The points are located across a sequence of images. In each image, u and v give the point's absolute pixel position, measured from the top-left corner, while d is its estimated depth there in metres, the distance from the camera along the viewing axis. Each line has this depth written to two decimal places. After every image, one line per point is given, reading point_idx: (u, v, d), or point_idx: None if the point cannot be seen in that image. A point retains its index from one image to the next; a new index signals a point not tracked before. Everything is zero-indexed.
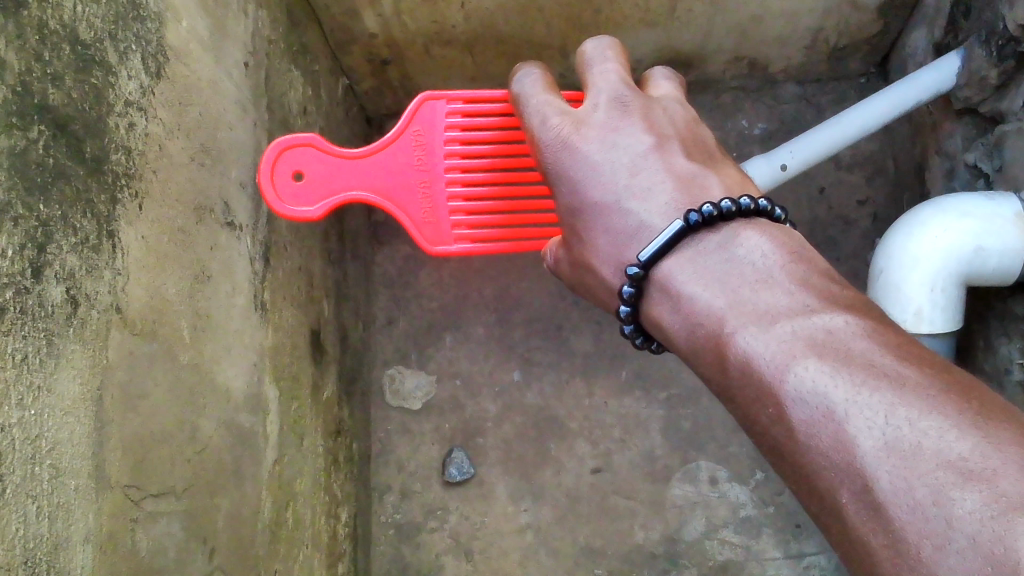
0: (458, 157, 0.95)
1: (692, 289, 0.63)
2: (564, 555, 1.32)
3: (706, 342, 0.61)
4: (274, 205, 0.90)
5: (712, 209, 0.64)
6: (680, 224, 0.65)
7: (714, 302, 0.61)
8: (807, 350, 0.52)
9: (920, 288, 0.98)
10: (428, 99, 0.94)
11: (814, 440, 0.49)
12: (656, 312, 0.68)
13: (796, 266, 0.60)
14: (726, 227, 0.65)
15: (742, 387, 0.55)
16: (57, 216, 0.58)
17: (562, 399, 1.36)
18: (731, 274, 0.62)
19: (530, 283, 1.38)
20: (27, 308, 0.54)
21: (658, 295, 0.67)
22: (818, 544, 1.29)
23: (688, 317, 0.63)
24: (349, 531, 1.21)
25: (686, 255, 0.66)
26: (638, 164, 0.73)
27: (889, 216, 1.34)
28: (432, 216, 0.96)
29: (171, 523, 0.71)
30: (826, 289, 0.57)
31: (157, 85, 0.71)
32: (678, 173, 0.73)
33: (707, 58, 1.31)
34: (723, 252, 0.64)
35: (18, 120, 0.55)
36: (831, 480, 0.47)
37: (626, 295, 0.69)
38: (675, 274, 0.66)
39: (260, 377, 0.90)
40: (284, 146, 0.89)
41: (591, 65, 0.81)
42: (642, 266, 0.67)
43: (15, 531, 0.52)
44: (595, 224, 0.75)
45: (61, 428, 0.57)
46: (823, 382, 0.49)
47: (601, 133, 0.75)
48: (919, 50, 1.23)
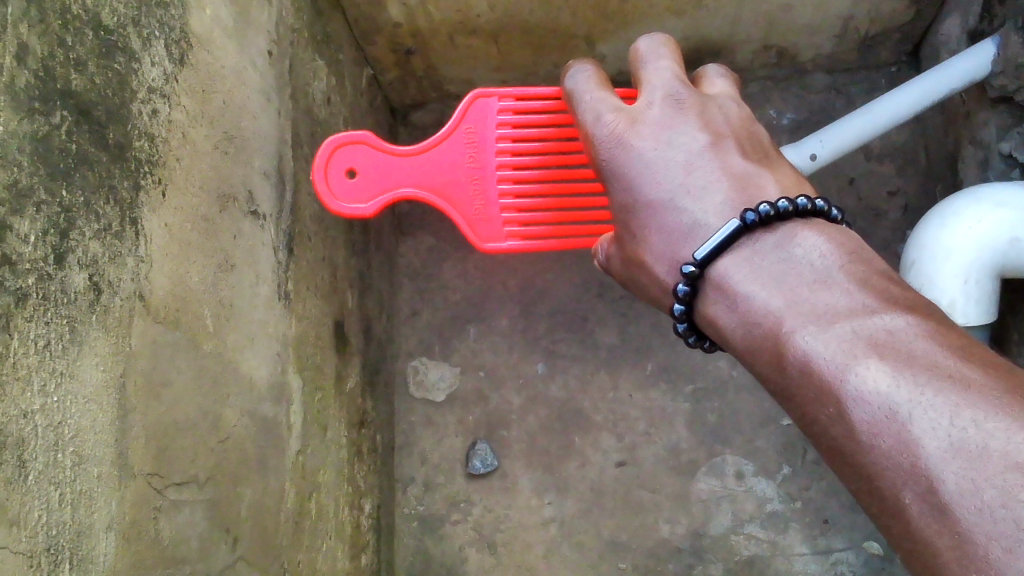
0: (509, 154, 0.98)
1: (748, 288, 0.62)
2: (589, 549, 1.31)
3: (762, 341, 0.59)
4: (326, 201, 0.93)
5: (769, 208, 0.63)
6: (737, 223, 0.64)
7: (771, 301, 0.59)
8: (868, 349, 0.50)
9: (953, 279, 0.97)
10: (479, 97, 0.97)
11: (876, 441, 0.48)
12: (710, 311, 0.67)
13: (855, 266, 0.58)
14: (784, 226, 0.64)
15: (801, 388, 0.54)
16: (79, 202, 0.58)
17: (586, 392, 1.35)
18: (788, 274, 0.60)
19: (555, 275, 1.37)
20: (50, 294, 0.54)
21: (714, 293, 0.66)
22: (846, 540, 1.27)
23: (744, 316, 0.62)
24: (372, 523, 1.21)
25: (743, 254, 0.64)
26: (694, 162, 0.72)
27: (920, 208, 1.32)
28: (483, 213, 0.98)
29: (194, 512, 0.70)
30: (885, 289, 0.55)
31: (180, 72, 0.71)
32: (734, 172, 0.71)
33: (734, 47, 1.29)
34: (779, 251, 0.62)
35: (41, 105, 0.54)
36: (894, 481, 0.46)
37: (680, 294, 0.68)
38: (729, 273, 0.64)
39: (283, 367, 0.90)
40: (335, 144, 0.93)
41: (645, 63, 0.80)
42: (698, 264, 0.66)
43: (37, 518, 0.52)
44: (649, 222, 0.73)
45: (84, 415, 0.56)
46: (887, 383, 0.48)
47: (655, 130, 0.74)
48: (954, 38, 1.21)
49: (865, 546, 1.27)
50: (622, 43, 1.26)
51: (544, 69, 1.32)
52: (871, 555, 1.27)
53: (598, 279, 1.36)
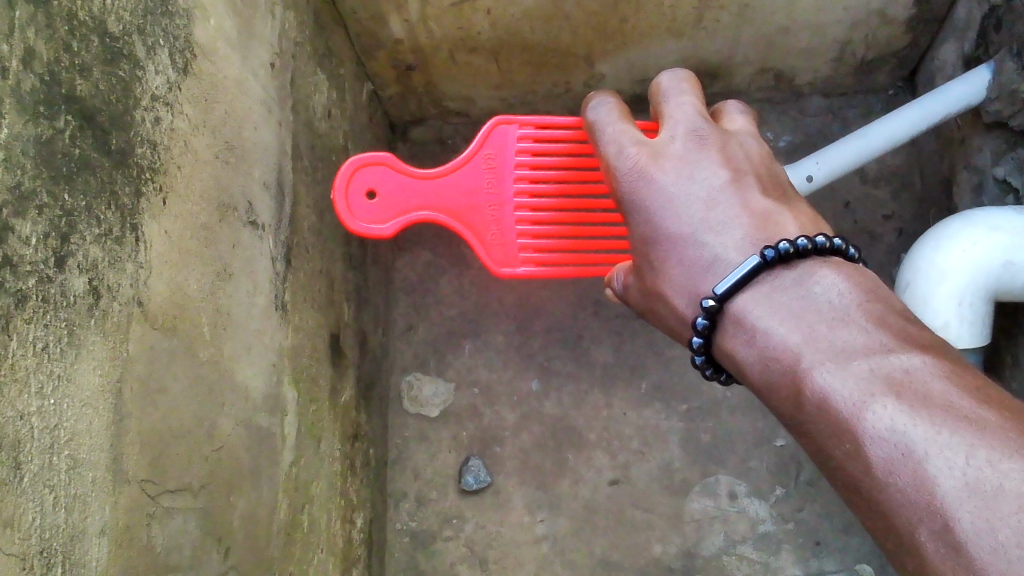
0: (528, 181, 1.00)
1: (765, 322, 0.62)
2: (580, 567, 1.30)
3: (779, 376, 0.59)
4: (346, 221, 0.97)
5: (789, 245, 0.63)
6: (757, 260, 0.63)
7: (788, 336, 0.59)
8: (885, 388, 0.51)
9: (948, 302, 0.97)
10: (500, 123, 1.00)
11: (892, 479, 0.48)
12: (725, 343, 0.67)
13: (873, 305, 0.58)
14: (803, 263, 0.63)
15: (819, 424, 0.54)
16: (81, 206, 0.58)
17: (580, 409, 1.35)
18: (805, 309, 0.60)
19: (551, 293, 1.38)
20: (49, 297, 0.54)
21: (731, 327, 0.66)
22: (839, 562, 1.27)
23: (760, 350, 0.62)
24: (364, 537, 1.21)
25: (762, 290, 0.64)
26: (715, 197, 0.72)
27: (915, 232, 1.33)
28: (500, 238, 1.01)
29: (187, 520, 0.70)
30: (902, 329, 0.56)
31: (183, 80, 0.71)
32: (755, 209, 0.71)
33: (733, 69, 1.30)
34: (797, 287, 0.62)
35: (46, 109, 0.55)
36: (910, 518, 0.47)
37: (699, 327, 0.67)
38: (746, 306, 0.64)
39: (279, 377, 0.90)
40: (357, 165, 0.96)
41: (667, 97, 0.81)
42: (718, 298, 0.65)
43: (31, 521, 0.52)
44: (669, 255, 0.73)
45: (80, 418, 0.56)
46: (904, 422, 0.48)
47: (677, 163, 0.74)
48: (949, 63, 1.22)
49: (857, 569, 1.27)
50: (620, 63, 1.27)
51: (543, 88, 1.33)
52: None
53: (594, 297, 1.37)
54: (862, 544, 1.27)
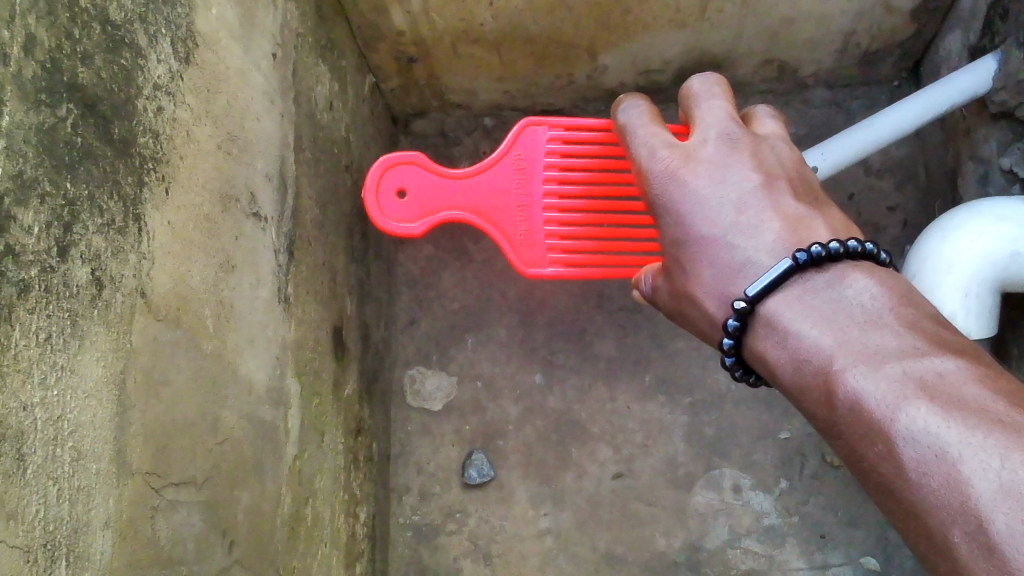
0: (556, 181, 1.01)
1: (796, 325, 0.61)
2: (584, 561, 1.30)
3: (810, 379, 0.59)
4: (375, 219, 0.99)
5: (821, 249, 0.62)
6: (789, 262, 0.63)
7: (819, 338, 0.59)
8: (919, 390, 0.50)
9: (954, 292, 0.96)
10: (530, 125, 1.00)
11: (925, 480, 0.47)
12: (754, 345, 0.66)
13: (907, 310, 0.57)
14: (834, 267, 0.63)
15: (851, 427, 0.53)
16: (84, 195, 0.57)
17: (583, 402, 1.34)
18: (837, 313, 0.60)
19: (554, 286, 1.37)
20: (52, 287, 0.53)
21: (761, 329, 0.65)
22: (844, 554, 1.27)
23: (790, 352, 0.61)
24: (367, 531, 1.20)
25: (793, 293, 0.63)
26: (747, 200, 0.71)
27: (920, 224, 1.32)
28: (528, 238, 1.01)
29: (191, 512, 0.70)
30: (936, 334, 0.55)
31: (185, 70, 0.71)
32: (787, 214, 0.70)
33: (736, 61, 1.29)
34: (829, 290, 0.62)
35: (47, 97, 0.54)
36: (943, 519, 0.46)
37: (730, 328, 0.67)
38: (776, 309, 0.64)
39: (282, 370, 0.89)
40: (386, 165, 0.99)
41: (698, 100, 0.81)
42: (749, 300, 0.65)
43: (34, 512, 0.51)
44: (699, 258, 0.72)
45: (84, 410, 0.56)
46: (938, 424, 0.48)
47: (709, 166, 0.74)
48: (955, 54, 1.21)
49: (862, 561, 1.26)
50: (623, 54, 1.26)
51: (545, 80, 1.32)
52: (868, 571, 1.26)
53: (597, 291, 1.36)
54: (867, 537, 1.27)
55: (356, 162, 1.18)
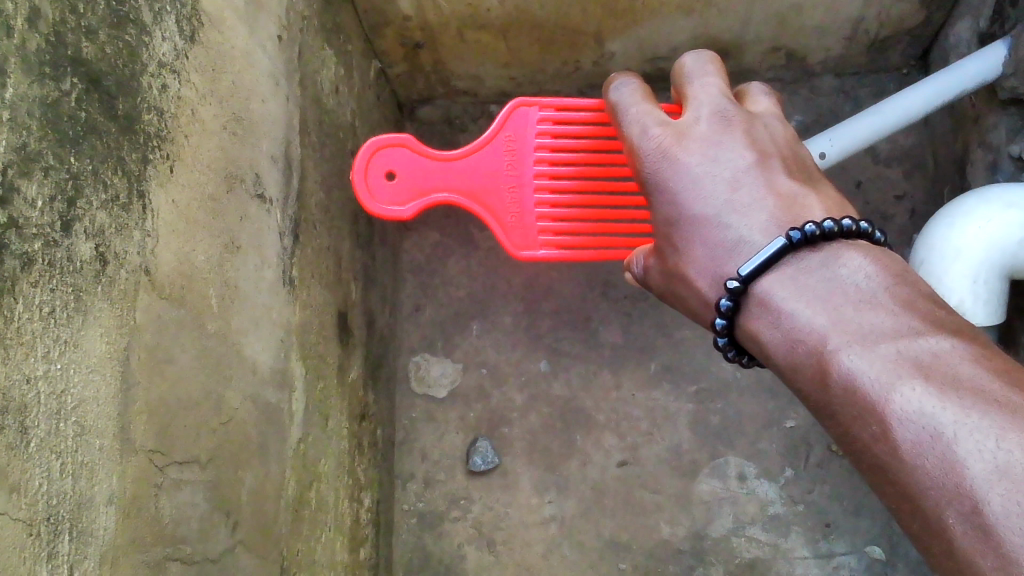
0: (547, 163, 1.01)
1: (789, 305, 0.60)
2: (588, 548, 1.29)
3: (803, 359, 0.58)
4: (364, 202, 0.99)
5: (815, 227, 0.62)
6: (782, 241, 0.62)
7: (812, 318, 0.58)
8: (913, 371, 0.50)
9: (962, 279, 0.96)
10: (521, 105, 1.00)
11: (919, 461, 0.47)
12: (747, 326, 0.65)
13: (901, 289, 0.57)
14: (829, 246, 0.62)
15: (844, 407, 0.53)
16: (88, 170, 0.57)
17: (588, 390, 1.34)
18: (831, 291, 0.59)
19: (559, 273, 1.37)
20: (56, 261, 0.53)
21: (755, 309, 0.64)
22: (849, 543, 1.26)
23: (784, 333, 0.60)
24: (371, 516, 1.20)
25: (787, 273, 0.62)
26: (740, 178, 0.71)
27: (927, 212, 1.31)
28: (520, 221, 1.01)
29: (194, 491, 0.69)
30: (930, 312, 0.54)
31: (190, 49, 0.70)
32: (780, 191, 0.70)
33: (744, 48, 1.29)
34: (823, 269, 0.61)
35: (52, 70, 0.54)
36: (937, 501, 0.46)
37: (722, 308, 0.66)
38: (771, 289, 0.63)
39: (287, 353, 0.89)
40: (373, 148, 0.98)
41: (691, 78, 0.80)
42: (742, 280, 0.64)
43: (37, 487, 0.51)
44: (692, 237, 0.72)
45: (87, 385, 0.56)
46: (932, 405, 0.47)
47: (701, 144, 0.73)
48: (964, 41, 1.21)
49: (867, 551, 1.26)
50: (630, 41, 1.26)
51: (551, 66, 1.32)
52: (873, 560, 1.25)
53: (602, 278, 1.36)
54: (872, 526, 1.26)
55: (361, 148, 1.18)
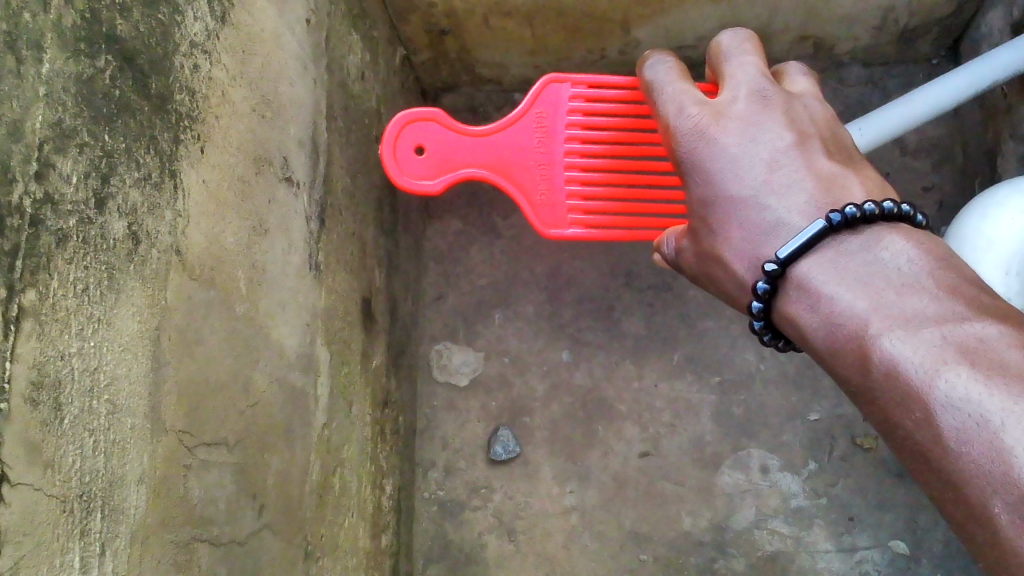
0: (578, 141, 1.00)
1: (830, 289, 0.59)
2: (609, 539, 1.29)
3: (843, 343, 0.57)
4: (392, 176, 0.99)
5: (855, 210, 0.60)
6: (822, 223, 0.61)
7: (853, 302, 0.57)
8: (957, 354, 0.49)
9: (994, 270, 0.95)
10: (553, 81, 0.99)
11: (964, 448, 0.46)
12: (786, 311, 0.64)
13: (945, 272, 0.55)
14: (870, 230, 0.61)
15: (885, 392, 0.52)
16: (121, 148, 0.57)
17: (610, 380, 1.33)
18: (873, 275, 0.58)
19: (583, 263, 1.36)
20: (90, 239, 0.53)
21: (794, 293, 0.63)
22: (872, 538, 1.25)
23: (823, 317, 0.59)
24: (393, 503, 1.20)
25: (827, 257, 0.61)
26: (779, 158, 0.69)
27: (955, 204, 1.30)
28: (549, 198, 1.00)
29: (222, 473, 0.69)
30: (975, 295, 0.53)
31: (221, 30, 0.70)
32: (820, 171, 0.69)
33: (772, 37, 1.27)
34: (864, 253, 0.59)
35: (86, 46, 0.54)
36: (982, 488, 0.45)
37: (761, 292, 0.65)
38: (811, 273, 0.62)
39: (312, 337, 0.89)
40: (404, 121, 0.98)
41: (728, 58, 0.79)
42: (780, 263, 0.63)
43: (71, 464, 0.51)
44: (728, 218, 0.71)
45: (119, 363, 0.55)
46: (978, 391, 0.46)
47: (738, 124, 0.72)
48: (996, 32, 1.19)
49: (891, 545, 1.25)
50: (658, 29, 1.25)
51: (577, 55, 1.31)
52: (896, 555, 1.24)
53: (625, 268, 1.35)
54: (895, 520, 1.25)
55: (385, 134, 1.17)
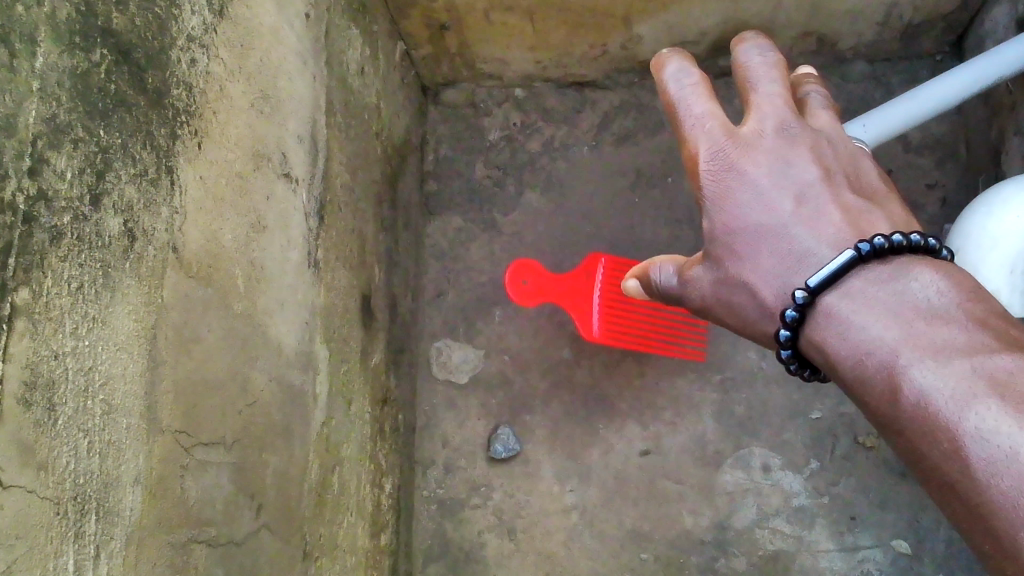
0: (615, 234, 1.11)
1: (857, 318, 0.56)
2: (610, 538, 1.28)
3: (871, 374, 0.53)
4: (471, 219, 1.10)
5: (885, 240, 0.57)
6: (851, 252, 0.58)
7: (881, 332, 0.54)
8: (992, 389, 0.46)
9: (999, 269, 0.95)
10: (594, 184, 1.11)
11: (999, 485, 0.44)
12: (808, 340, 0.61)
13: (976, 303, 0.53)
14: (897, 260, 0.58)
15: (916, 424, 0.49)
16: (117, 144, 0.56)
17: (611, 378, 1.32)
18: (902, 303, 0.54)
19: (583, 260, 1.35)
20: (84, 236, 0.52)
21: (817, 322, 0.59)
22: (874, 537, 1.24)
23: (849, 346, 0.56)
24: (392, 502, 1.19)
25: (854, 285, 0.58)
26: (808, 193, 0.66)
27: (959, 201, 1.29)
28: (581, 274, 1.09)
29: (219, 473, 0.69)
30: (1009, 330, 0.50)
31: (219, 24, 0.69)
32: (852, 207, 0.65)
33: (775, 32, 1.26)
34: (892, 281, 0.56)
35: (81, 40, 0.53)
36: (1016, 523, 0.43)
37: (788, 319, 0.61)
38: (836, 302, 0.58)
39: (311, 335, 0.88)
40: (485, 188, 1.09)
41: (755, 83, 0.72)
42: (809, 291, 0.59)
43: (65, 466, 0.50)
44: (755, 250, 0.67)
45: (114, 363, 0.54)
46: (1013, 426, 0.44)
47: (767, 155, 0.68)
48: (1001, 27, 1.18)
49: (894, 544, 1.23)
50: (660, 24, 1.24)
51: (578, 50, 1.30)
52: (899, 554, 1.23)
53: None
54: (898, 519, 1.24)
55: (385, 129, 1.16)
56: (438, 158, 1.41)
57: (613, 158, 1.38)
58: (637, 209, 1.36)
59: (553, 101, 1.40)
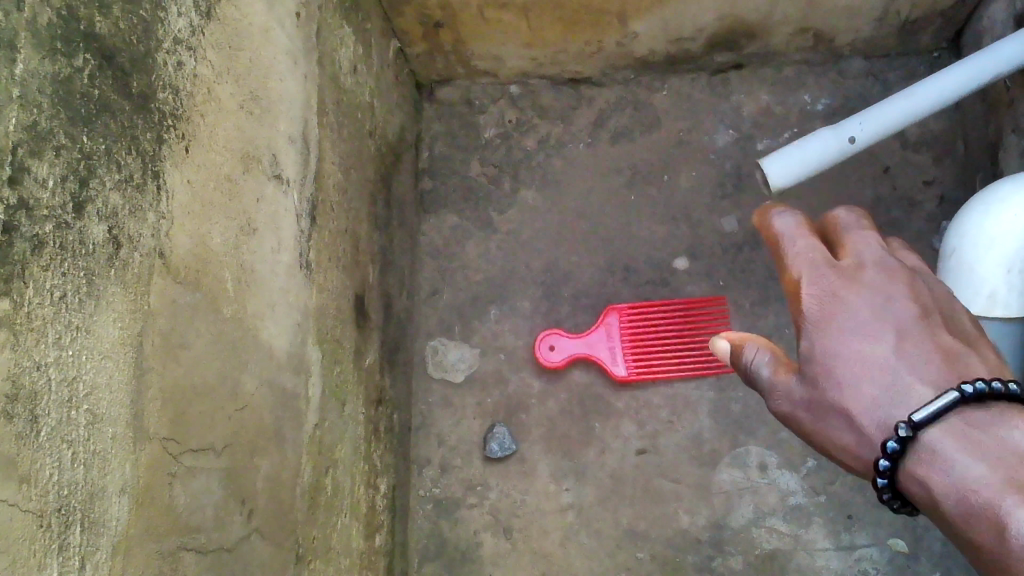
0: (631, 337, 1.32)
1: (961, 459, 0.55)
2: (606, 537, 1.28)
3: (979, 518, 0.52)
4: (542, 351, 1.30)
5: (988, 385, 0.56)
6: (956, 393, 0.56)
7: (989, 477, 0.53)
8: None
9: (996, 268, 0.94)
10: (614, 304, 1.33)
11: None
12: (903, 475, 0.58)
13: None
14: (999, 404, 0.56)
15: None
16: (100, 150, 0.55)
17: (607, 376, 1.32)
18: (1008, 450, 0.54)
19: (579, 258, 1.35)
20: (67, 244, 0.51)
21: (915, 457, 0.57)
22: (871, 536, 1.24)
23: (952, 485, 0.54)
24: (387, 502, 1.19)
25: (957, 425, 0.56)
26: (910, 333, 0.63)
27: (957, 198, 1.28)
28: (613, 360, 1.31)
29: (209, 479, 0.68)
30: None
31: (207, 25, 0.68)
32: (954, 352, 0.62)
33: (772, 28, 1.25)
34: (996, 425, 0.55)
35: (64, 45, 0.52)
36: None
37: (889, 452, 0.58)
38: (937, 439, 0.56)
39: (304, 337, 0.88)
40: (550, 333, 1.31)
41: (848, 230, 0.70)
42: (913, 427, 0.57)
43: (48, 477, 0.50)
44: (858, 386, 0.62)
45: (99, 372, 0.54)
46: None
47: (870, 289, 0.65)
48: (999, 23, 1.18)
49: (891, 543, 1.23)
50: (657, 20, 1.23)
51: (574, 47, 1.29)
52: (896, 553, 1.23)
53: (623, 263, 1.34)
54: (894, 518, 1.24)
55: (379, 128, 1.16)
56: (433, 155, 1.40)
57: (609, 155, 1.37)
58: (634, 206, 1.36)
59: (548, 98, 1.39)
